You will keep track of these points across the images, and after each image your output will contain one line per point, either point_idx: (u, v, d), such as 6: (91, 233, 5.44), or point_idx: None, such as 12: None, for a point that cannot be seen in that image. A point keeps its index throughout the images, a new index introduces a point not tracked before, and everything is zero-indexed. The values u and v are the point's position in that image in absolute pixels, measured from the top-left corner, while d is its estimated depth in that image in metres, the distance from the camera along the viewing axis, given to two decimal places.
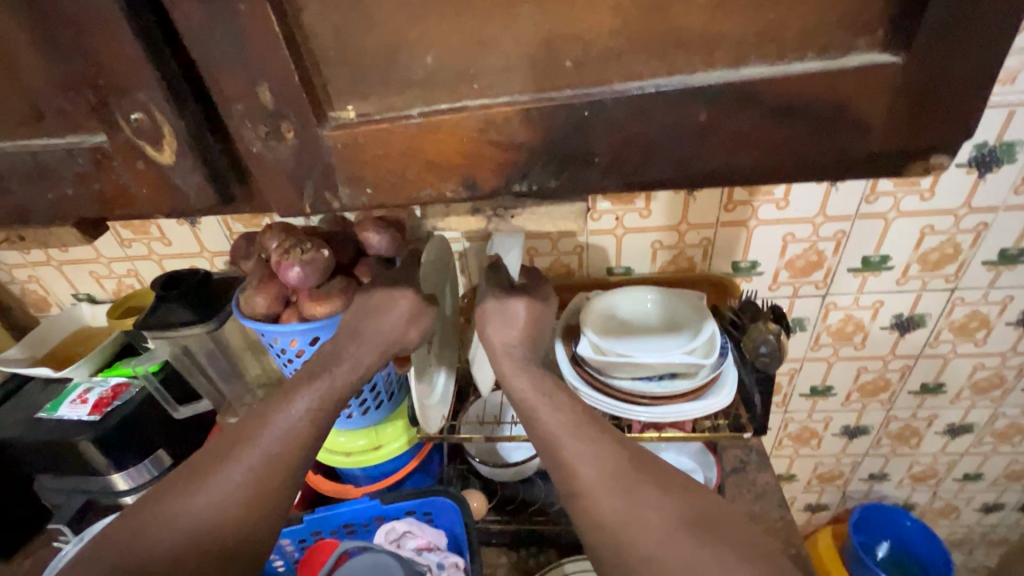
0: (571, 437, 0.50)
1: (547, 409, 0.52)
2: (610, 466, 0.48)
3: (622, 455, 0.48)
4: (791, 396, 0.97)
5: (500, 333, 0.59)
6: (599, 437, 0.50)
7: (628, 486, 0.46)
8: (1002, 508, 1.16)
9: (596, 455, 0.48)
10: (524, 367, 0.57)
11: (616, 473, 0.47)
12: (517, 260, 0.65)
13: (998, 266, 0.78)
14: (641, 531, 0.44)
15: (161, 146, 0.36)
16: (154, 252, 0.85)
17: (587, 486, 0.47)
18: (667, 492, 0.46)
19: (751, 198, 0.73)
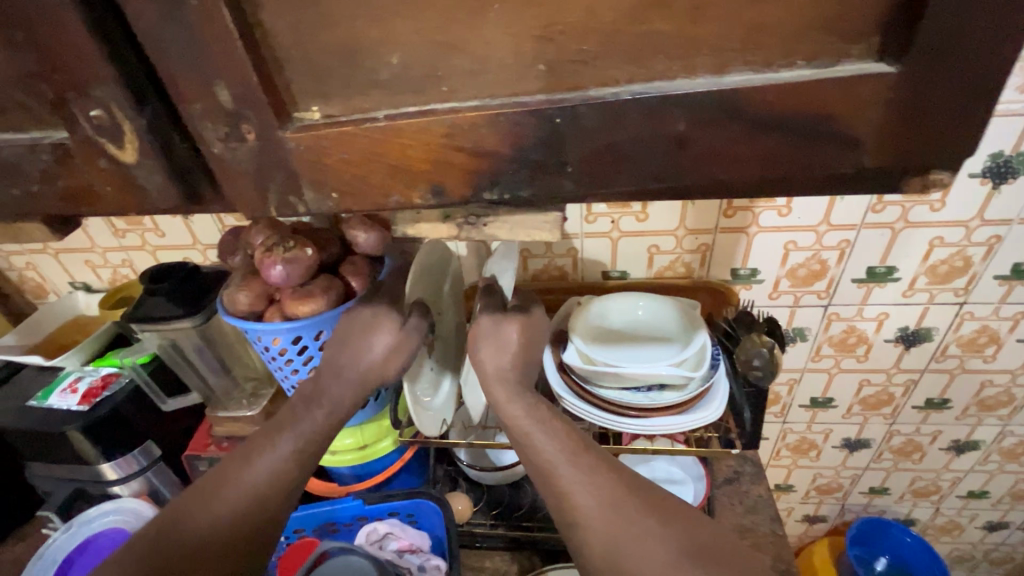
0: (569, 465, 0.49)
1: (542, 437, 0.52)
2: (608, 496, 0.47)
3: (621, 484, 0.48)
4: (790, 406, 0.95)
5: (493, 358, 0.58)
6: (596, 466, 0.49)
7: (628, 516, 0.46)
8: (1007, 527, 1.12)
9: (594, 484, 0.48)
10: (516, 392, 0.56)
11: (616, 503, 0.47)
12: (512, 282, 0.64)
13: (1011, 280, 0.74)
14: (646, 560, 0.44)
15: (123, 144, 0.35)
16: (148, 244, 0.85)
17: (587, 518, 0.46)
18: (668, 519, 0.46)
19: (751, 204, 0.71)
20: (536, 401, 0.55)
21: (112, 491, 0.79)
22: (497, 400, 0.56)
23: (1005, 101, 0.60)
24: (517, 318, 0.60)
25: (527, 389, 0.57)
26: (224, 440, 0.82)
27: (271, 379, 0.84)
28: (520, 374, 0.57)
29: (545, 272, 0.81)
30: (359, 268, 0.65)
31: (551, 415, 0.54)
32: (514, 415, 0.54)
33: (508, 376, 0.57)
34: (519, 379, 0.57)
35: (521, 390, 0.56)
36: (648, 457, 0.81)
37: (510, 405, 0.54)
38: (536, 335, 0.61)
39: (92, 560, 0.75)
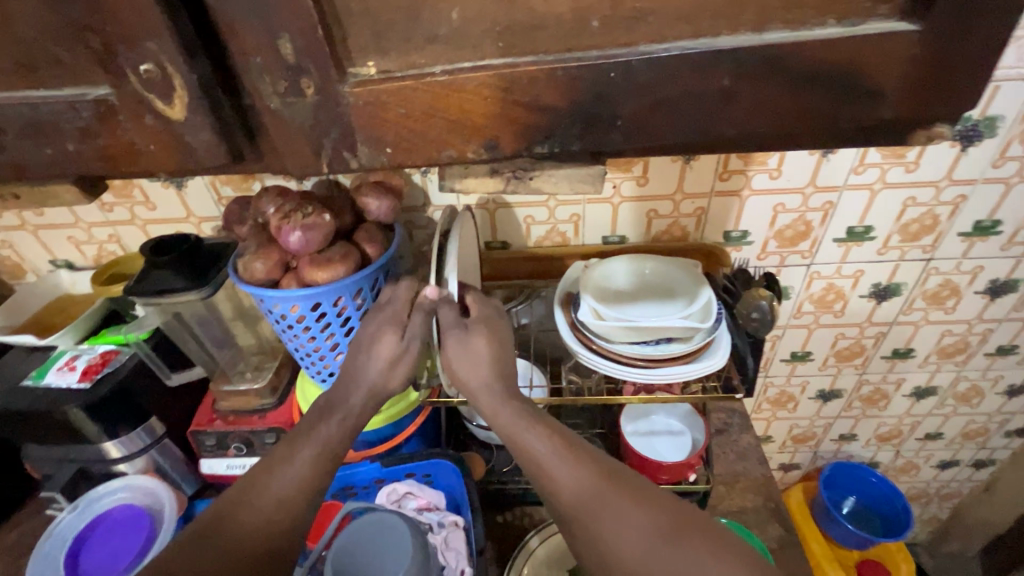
0: (549, 463, 0.53)
1: (528, 439, 0.54)
2: (589, 491, 0.51)
3: (600, 478, 0.51)
4: (772, 361, 1.02)
5: (472, 372, 0.58)
6: (577, 464, 0.52)
7: (608, 506, 0.50)
8: (957, 464, 1.25)
9: (575, 481, 0.51)
10: (503, 398, 0.57)
11: (595, 498, 0.50)
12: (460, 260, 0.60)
13: (972, 237, 0.81)
14: (625, 550, 0.47)
15: (172, 100, 0.34)
16: (137, 217, 0.82)
17: (571, 511, 0.51)
18: (649, 506, 0.49)
19: (745, 167, 0.74)
20: (522, 405, 0.57)
21: (118, 469, 0.78)
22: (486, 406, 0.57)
23: (1004, 67, 0.65)
24: (480, 327, 0.59)
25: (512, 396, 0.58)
26: (231, 414, 0.82)
27: (276, 353, 0.86)
28: (499, 383, 0.58)
29: (547, 238, 0.83)
30: (372, 234, 0.65)
31: (533, 417, 0.56)
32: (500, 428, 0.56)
33: (493, 385, 0.57)
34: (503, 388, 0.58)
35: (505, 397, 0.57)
36: (649, 411, 0.85)
37: (500, 411, 0.56)
38: (504, 340, 0.60)
39: (105, 536, 0.74)
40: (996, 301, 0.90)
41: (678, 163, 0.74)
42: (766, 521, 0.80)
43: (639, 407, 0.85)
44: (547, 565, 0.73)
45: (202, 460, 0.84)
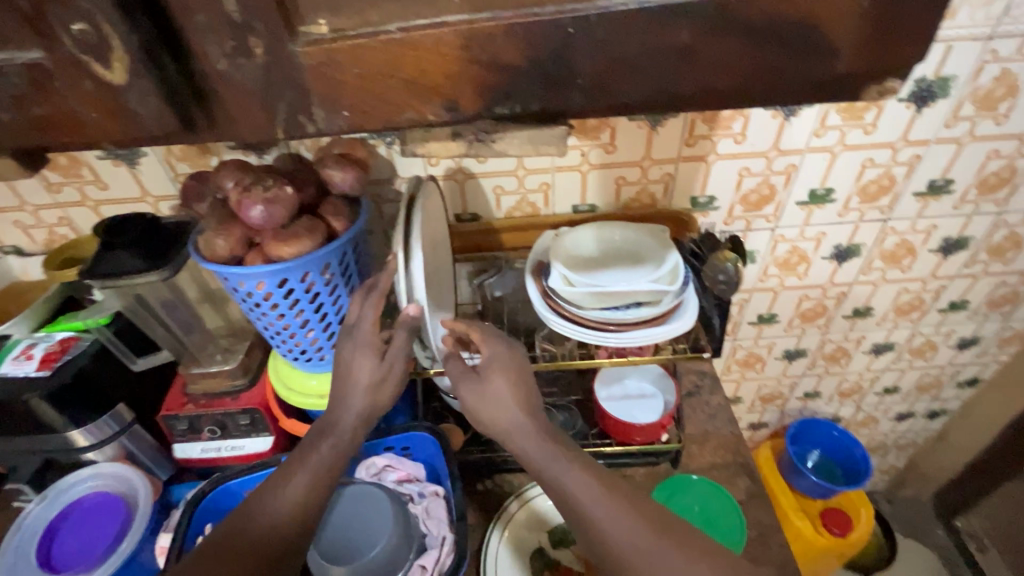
0: (593, 507, 0.54)
1: (565, 476, 0.56)
2: (633, 536, 0.53)
3: (642, 522, 0.53)
4: (739, 324, 1.05)
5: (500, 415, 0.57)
6: (619, 509, 0.54)
7: (651, 550, 0.52)
8: (913, 416, 1.32)
9: (618, 525, 0.53)
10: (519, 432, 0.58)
11: (639, 545, 0.52)
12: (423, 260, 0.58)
13: (926, 196, 0.84)
14: None
15: (112, 64, 0.32)
16: (88, 198, 0.78)
17: (616, 555, 0.53)
18: (688, 550, 0.52)
19: (711, 132, 0.75)
20: (552, 446, 0.57)
21: (86, 458, 0.76)
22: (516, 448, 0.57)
23: (957, 27, 0.66)
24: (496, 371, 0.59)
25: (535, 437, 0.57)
26: (202, 397, 0.81)
27: (246, 334, 0.84)
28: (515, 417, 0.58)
29: (517, 209, 0.83)
30: (338, 207, 0.64)
31: (568, 455, 0.57)
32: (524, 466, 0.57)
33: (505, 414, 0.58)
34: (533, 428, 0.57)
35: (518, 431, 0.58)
36: (622, 376, 0.87)
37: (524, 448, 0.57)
38: (523, 374, 0.59)
39: (78, 525, 0.73)
40: (949, 258, 0.94)
41: (644, 129, 0.74)
42: (734, 475, 0.84)
43: (612, 372, 0.87)
44: (528, 527, 0.75)
45: (174, 445, 0.83)
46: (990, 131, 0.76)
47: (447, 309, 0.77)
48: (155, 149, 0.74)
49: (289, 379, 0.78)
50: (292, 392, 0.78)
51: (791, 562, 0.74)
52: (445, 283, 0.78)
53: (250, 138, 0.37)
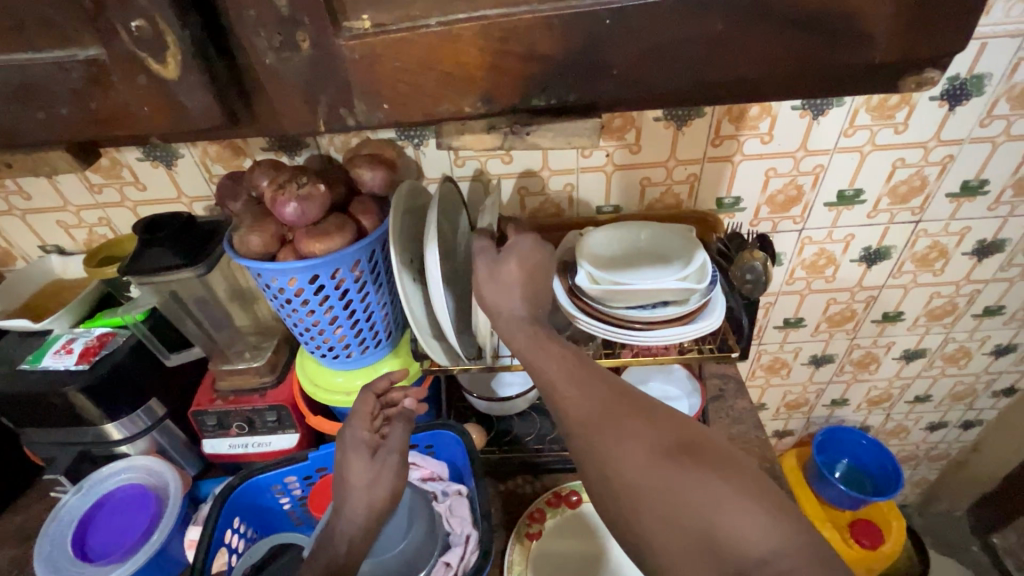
0: (612, 421, 0.44)
1: (574, 397, 0.47)
2: (600, 406, 0.46)
3: (612, 398, 0.46)
4: (765, 328, 1.03)
5: (500, 297, 0.55)
6: (590, 383, 0.47)
7: (620, 420, 0.44)
8: (946, 426, 1.29)
9: (585, 397, 0.46)
10: (613, 395, 0.46)
11: (604, 411, 0.45)
12: (437, 267, 0.58)
13: (960, 197, 0.82)
14: (625, 449, 0.43)
15: (166, 59, 0.38)
16: (127, 199, 0.81)
17: (592, 430, 0.45)
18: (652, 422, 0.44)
19: (737, 132, 0.75)
20: (537, 330, 0.52)
21: (120, 451, 0.78)
22: (560, 399, 0.48)
23: (992, 23, 0.65)
24: (514, 255, 0.56)
25: (532, 318, 0.54)
26: (231, 394, 0.82)
27: (274, 332, 0.86)
28: (580, 355, 0.50)
29: (541, 209, 0.83)
30: (367, 206, 0.65)
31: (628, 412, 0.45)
32: (504, 232, 0.69)
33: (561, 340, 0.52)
34: (526, 312, 0.54)
35: (549, 337, 0.52)
36: (645, 378, 0.87)
37: (543, 365, 0.50)
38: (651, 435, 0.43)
39: (110, 515, 0.76)
40: (983, 262, 0.92)
41: (670, 128, 0.74)
42: None
43: (635, 374, 0.87)
44: (556, 529, 0.75)
45: (204, 441, 0.84)
46: None
47: None
48: (191, 151, 0.76)
49: (315, 375, 0.78)
50: (321, 388, 0.77)
51: None
52: None
53: (289, 123, 0.44)
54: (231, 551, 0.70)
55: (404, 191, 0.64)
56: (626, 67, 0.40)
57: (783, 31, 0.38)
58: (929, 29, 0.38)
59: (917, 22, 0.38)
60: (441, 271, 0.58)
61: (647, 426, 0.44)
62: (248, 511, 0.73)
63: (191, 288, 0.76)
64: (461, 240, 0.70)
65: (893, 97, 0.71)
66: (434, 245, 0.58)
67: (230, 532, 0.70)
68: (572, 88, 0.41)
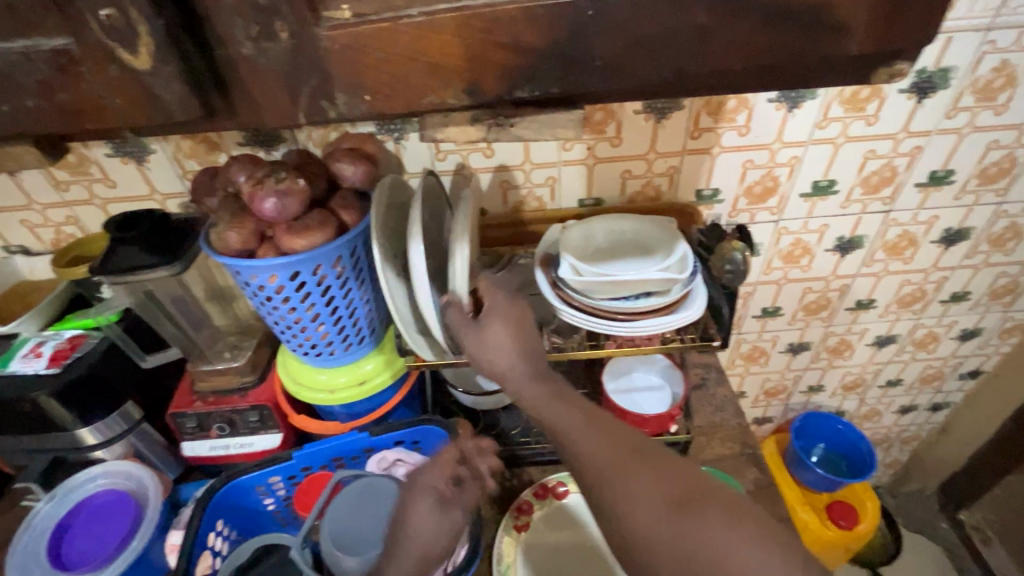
0: (621, 468, 0.48)
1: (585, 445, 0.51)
2: (609, 455, 0.49)
3: (621, 448, 0.50)
4: (744, 318, 1.05)
5: (496, 356, 0.57)
6: (602, 435, 0.51)
7: (630, 468, 0.48)
8: (916, 409, 1.33)
9: (596, 444, 0.50)
10: (621, 447, 0.50)
11: (614, 461, 0.49)
12: (421, 261, 0.58)
13: (928, 187, 0.85)
14: (633, 498, 0.46)
15: (138, 50, 0.37)
16: (96, 196, 0.78)
17: (602, 478, 0.49)
18: (661, 472, 0.48)
19: (715, 125, 0.76)
20: (546, 386, 0.55)
21: (95, 456, 0.76)
22: (574, 447, 0.51)
23: (957, 18, 0.67)
24: (492, 316, 0.58)
25: (541, 377, 0.57)
26: (210, 395, 0.80)
27: (254, 332, 0.85)
28: (586, 410, 0.54)
29: (524, 203, 0.84)
30: (348, 201, 0.65)
31: (641, 463, 0.48)
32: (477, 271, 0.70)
33: (571, 394, 0.55)
34: (530, 369, 0.57)
35: (558, 394, 0.55)
36: (628, 369, 0.88)
37: (555, 419, 0.53)
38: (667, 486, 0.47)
39: (87, 523, 0.73)
40: (950, 249, 0.95)
41: (650, 121, 0.75)
42: (742, 465, 0.84)
43: (618, 365, 0.88)
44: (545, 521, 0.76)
45: (183, 443, 0.82)
46: (990, 121, 0.77)
47: None
48: (163, 146, 0.74)
49: (298, 374, 0.77)
50: (304, 386, 0.76)
51: None
52: None
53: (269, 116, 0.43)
54: (215, 553, 0.69)
55: (386, 186, 0.63)
56: (610, 59, 0.40)
57: (760, 25, 0.39)
58: (901, 23, 0.39)
59: (892, 16, 0.39)
60: (425, 266, 0.58)
61: (657, 479, 0.47)
62: (231, 513, 0.72)
63: (165, 288, 0.74)
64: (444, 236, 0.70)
65: (864, 90, 0.73)
66: (417, 240, 0.58)
67: (214, 535, 0.69)
68: (556, 81, 0.42)
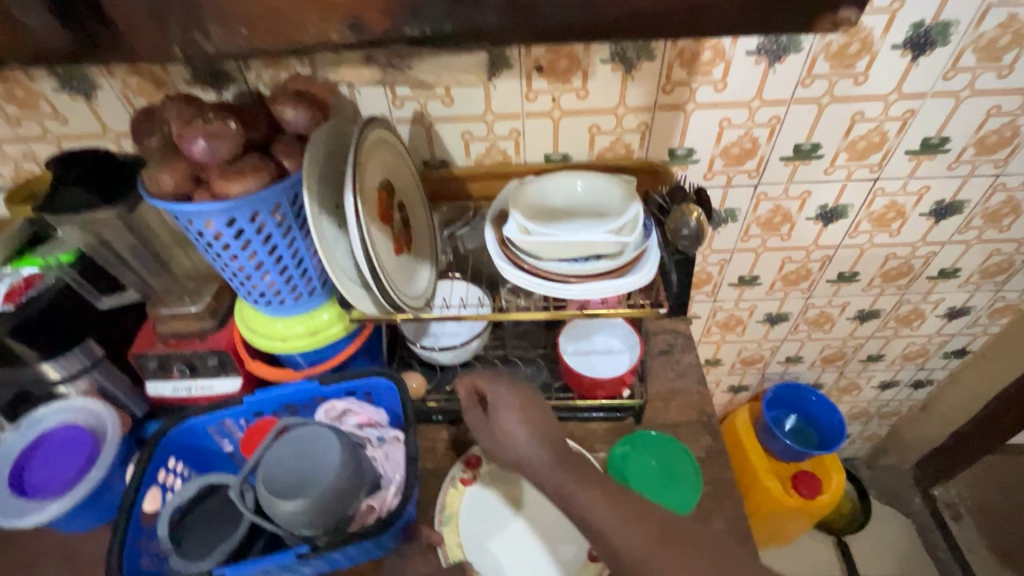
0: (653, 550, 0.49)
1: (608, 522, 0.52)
2: (641, 529, 0.51)
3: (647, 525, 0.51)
4: (720, 285, 1.03)
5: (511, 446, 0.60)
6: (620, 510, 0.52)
7: (660, 551, 0.49)
8: (897, 385, 1.32)
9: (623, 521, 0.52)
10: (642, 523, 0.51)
11: (642, 537, 0.50)
12: (355, 215, 0.56)
13: (920, 155, 0.80)
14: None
15: None
16: (50, 132, 0.77)
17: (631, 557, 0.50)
18: (688, 551, 0.49)
19: (689, 78, 0.71)
20: (558, 457, 0.58)
21: (59, 391, 0.78)
22: (600, 529, 0.52)
23: None
24: (510, 410, 0.62)
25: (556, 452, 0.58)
26: (171, 337, 0.81)
27: (213, 276, 0.84)
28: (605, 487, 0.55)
29: (488, 156, 0.80)
30: (290, 146, 0.62)
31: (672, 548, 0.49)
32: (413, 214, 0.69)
33: (586, 470, 0.57)
34: (547, 453, 0.59)
35: (572, 466, 0.57)
36: (590, 332, 0.87)
37: (576, 494, 0.55)
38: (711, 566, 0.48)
39: (48, 454, 0.75)
40: (941, 223, 0.90)
41: (618, 72, 0.70)
42: (696, 432, 0.84)
43: (579, 326, 0.87)
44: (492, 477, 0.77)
45: (147, 383, 0.84)
46: (992, 85, 0.71)
47: (424, 259, 0.75)
48: (111, 82, 0.71)
49: (254, 322, 0.77)
50: (259, 334, 0.76)
51: (741, 519, 0.75)
52: (420, 230, 0.76)
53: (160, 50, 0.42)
54: (164, 488, 0.71)
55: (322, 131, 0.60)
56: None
57: None
58: None
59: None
60: (359, 219, 0.56)
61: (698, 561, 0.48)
62: (185, 451, 0.74)
63: (126, 237, 0.76)
64: (392, 187, 0.68)
65: (852, 44, 0.67)
66: (348, 192, 0.56)
67: (166, 471, 0.72)
68: (446, 16, 0.40)
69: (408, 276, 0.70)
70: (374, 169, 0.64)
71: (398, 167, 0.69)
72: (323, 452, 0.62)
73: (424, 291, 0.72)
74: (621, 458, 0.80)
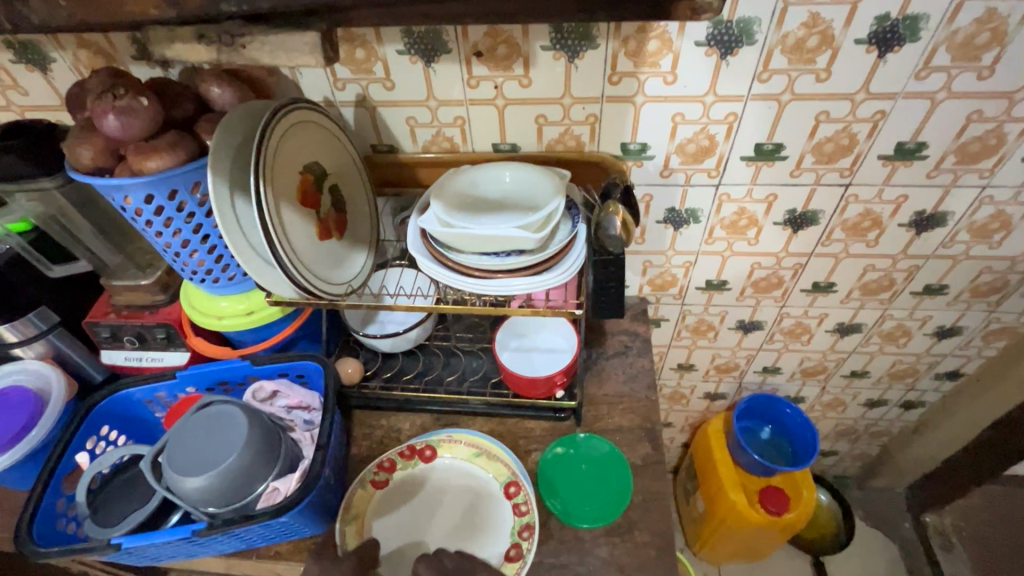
0: None
1: None
2: None
3: None
4: (687, 288, 0.99)
5: None
6: None
7: None
8: (886, 404, 1.25)
9: None
10: None
11: None
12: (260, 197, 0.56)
13: (894, 161, 0.74)
14: None
15: None
16: (13, 103, 0.79)
17: None
18: None
19: (636, 69, 0.67)
20: None
21: (15, 352, 0.80)
22: None
23: None
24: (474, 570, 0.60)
25: None
26: (123, 309, 0.83)
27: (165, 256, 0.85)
28: None
29: (435, 143, 0.79)
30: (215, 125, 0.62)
31: None
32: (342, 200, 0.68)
33: None
34: None
35: None
36: (535, 330, 0.85)
37: None
38: None
39: None
40: (923, 235, 0.84)
41: (561, 60, 0.67)
42: (636, 439, 0.81)
43: (524, 322, 0.85)
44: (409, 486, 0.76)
45: (102, 351, 0.86)
46: (971, 87, 0.65)
47: (360, 245, 0.75)
48: (62, 55, 0.72)
49: (195, 300, 0.77)
50: (200, 311, 0.76)
51: (668, 532, 0.72)
52: (360, 216, 0.75)
53: None
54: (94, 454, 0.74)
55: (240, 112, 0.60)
56: None
57: None
58: None
59: None
60: (261, 201, 0.55)
61: None
62: (118, 419, 0.77)
63: (83, 220, 0.79)
64: (321, 171, 0.67)
65: (811, 37, 0.62)
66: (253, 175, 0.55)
67: (97, 438, 0.75)
68: None
69: (335, 263, 0.69)
70: (296, 152, 0.63)
71: (331, 152, 0.68)
72: (227, 430, 0.63)
73: (353, 277, 0.72)
74: (555, 460, 0.78)
